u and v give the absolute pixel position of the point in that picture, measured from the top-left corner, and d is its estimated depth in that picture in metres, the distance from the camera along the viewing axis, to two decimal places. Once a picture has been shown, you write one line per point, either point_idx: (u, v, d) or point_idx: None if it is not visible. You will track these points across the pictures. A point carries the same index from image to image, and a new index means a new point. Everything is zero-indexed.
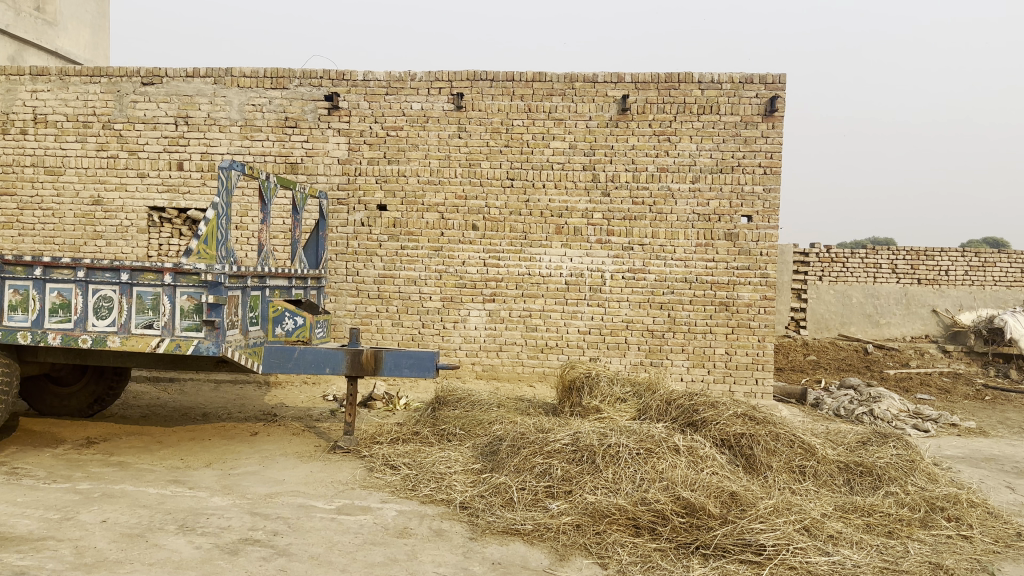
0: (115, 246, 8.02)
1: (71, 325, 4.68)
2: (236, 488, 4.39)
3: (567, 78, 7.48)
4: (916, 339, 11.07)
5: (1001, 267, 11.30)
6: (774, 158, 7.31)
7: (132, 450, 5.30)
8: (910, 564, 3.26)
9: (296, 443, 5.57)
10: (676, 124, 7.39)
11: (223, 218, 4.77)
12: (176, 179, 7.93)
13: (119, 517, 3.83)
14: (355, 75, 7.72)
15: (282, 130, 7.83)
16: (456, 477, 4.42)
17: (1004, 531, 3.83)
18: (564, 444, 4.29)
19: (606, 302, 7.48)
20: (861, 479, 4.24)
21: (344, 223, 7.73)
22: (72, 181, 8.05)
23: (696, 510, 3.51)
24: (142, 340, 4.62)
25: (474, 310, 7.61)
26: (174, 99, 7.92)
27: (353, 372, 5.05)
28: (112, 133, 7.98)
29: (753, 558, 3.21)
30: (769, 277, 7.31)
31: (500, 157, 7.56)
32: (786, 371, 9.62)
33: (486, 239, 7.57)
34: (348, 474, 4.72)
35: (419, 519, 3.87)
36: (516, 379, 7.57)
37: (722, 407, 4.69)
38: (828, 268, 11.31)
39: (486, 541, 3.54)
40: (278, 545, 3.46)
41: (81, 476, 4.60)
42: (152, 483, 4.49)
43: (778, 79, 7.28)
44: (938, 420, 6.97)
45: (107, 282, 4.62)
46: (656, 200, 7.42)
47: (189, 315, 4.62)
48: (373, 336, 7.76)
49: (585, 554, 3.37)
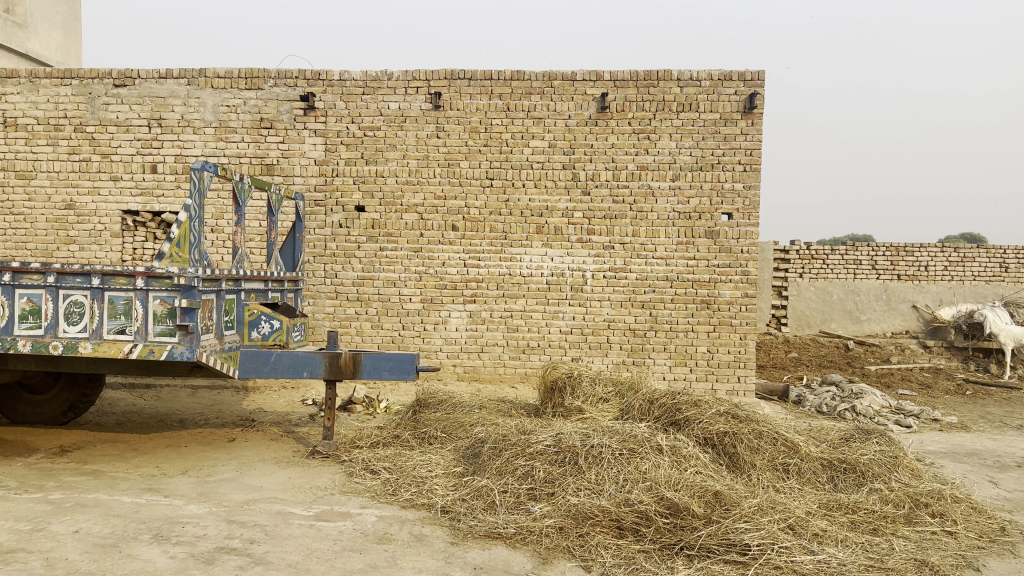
0: (88, 251, 7.83)
1: (41, 332, 4.54)
2: (212, 496, 4.28)
3: (545, 76, 7.44)
4: (897, 335, 11.17)
5: (979, 262, 11.46)
6: (754, 155, 7.33)
7: (106, 458, 5.15)
8: (895, 561, 3.24)
9: (274, 449, 5.45)
10: (655, 122, 7.38)
11: (195, 220, 4.64)
12: (150, 182, 7.76)
13: (91, 527, 3.70)
14: (331, 75, 7.61)
15: (257, 131, 7.69)
16: (437, 481, 4.34)
17: (988, 527, 3.84)
18: (546, 445, 4.25)
19: (588, 301, 7.45)
20: (845, 476, 4.24)
21: (322, 225, 7.62)
22: (43, 185, 7.84)
23: (680, 510, 3.47)
24: (114, 347, 4.48)
25: (455, 311, 7.54)
26: (147, 101, 7.75)
27: (330, 375, 4.95)
28: (84, 136, 7.79)
29: (738, 558, 3.17)
30: (750, 274, 7.33)
31: (479, 157, 7.49)
32: (768, 369, 9.64)
33: (467, 239, 7.50)
34: (327, 480, 4.62)
35: (400, 524, 3.79)
36: (498, 381, 7.51)
37: (705, 406, 4.66)
38: (808, 265, 11.42)
39: (468, 546, 3.47)
40: (254, 554, 3.36)
41: (52, 486, 4.45)
42: (125, 492, 4.36)
43: (756, 76, 7.31)
44: (920, 415, 7.02)
45: (78, 287, 4.49)
46: (636, 198, 7.40)
47: (163, 320, 4.48)
48: (353, 339, 7.65)
49: (569, 557, 3.31)
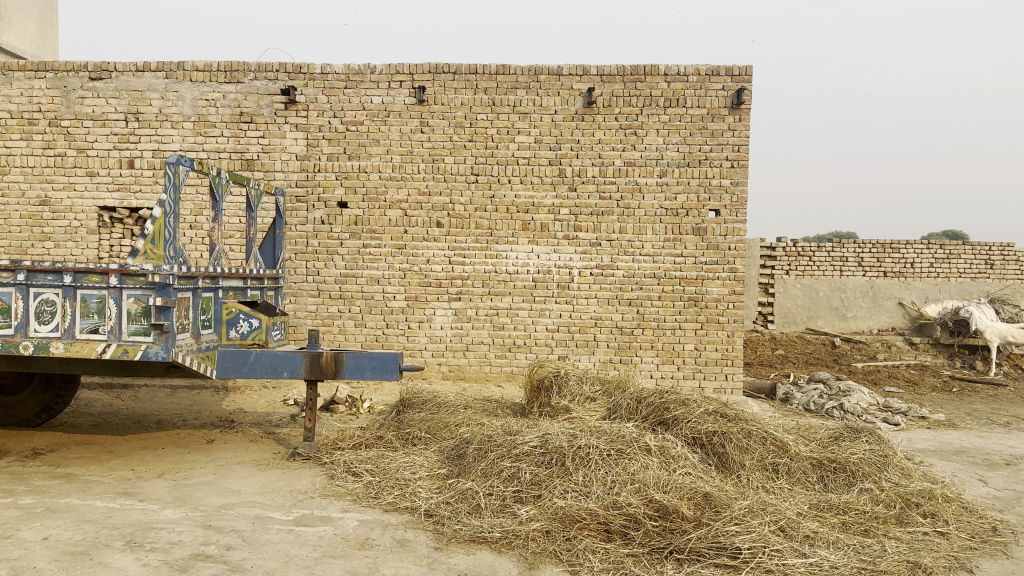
0: (63, 248, 7.61)
1: (11, 331, 4.37)
2: (188, 501, 4.13)
3: (531, 71, 7.33)
4: (883, 331, 11.20)
5: (964, 259, 11.55)
6: (741, 151, 7.28)
7: (80, 461, 4.98)
8: (888, 563, 3.19)
9: (254, 451, 5.31)
10: (642, 118, 7.31)
11: (170, 216, 4.45)
12: (127, 178, 7.57)
13: (61, 534, 3.55)
14: (312, 69, 7.46)
15: (237, 125, 7.52)
16: (421, 484, 4.23)
17: (980, 527, 3.80)
18: (533, 446, 4.15)
19: (574, 299, 7.37)
20: (835, 475, 4.20)
21: (304, 222, 7.48)
22: (17, 180, 7.62)
23: (670, 513, 3.39)
24: (87, 346, 4.31)
25: (440, 309, 7.42)
26: (124, 95, 7.54)
27: (311, 376, 4.81)
28: (59, 130, 7.57)
29: (729, 561, 3.10)
30: (738, 271, 7.28)
31: (465, 152, 7.38)
32: (754, 366, 9.63)
33: (452, 236, 7.39)
34: (308, 482, 4.49)
35: (382, 529, 3.68)
36: (484, 379, 7.41)
37: (693, 404, 4.59)
38: (794, 262, 11.38)
39: (452, 550, 3.37)
40: (231, 561, 3.23)
41: (22, 490, 4.27)
42: (98, 496, 4.20)
43: (744, 71, 7.26)
44: (908, 413, 7.00)
45: (49, 285, 4.32)
46: (623, 194, 7.32)
47: (137, 319, 4.32)
48: (336, 338, 7.51)
49: (556, 562, 3.22)
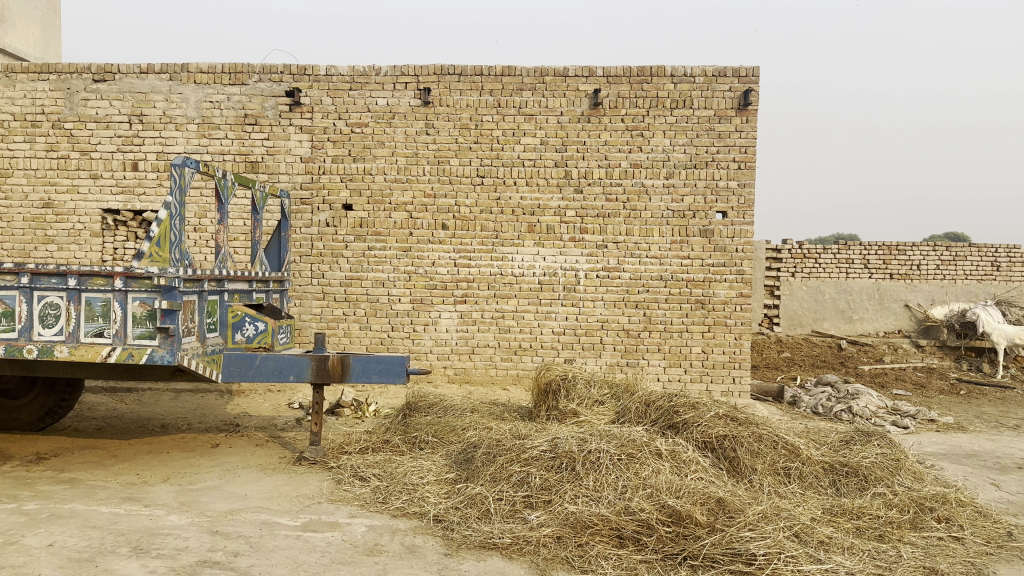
0: (66, 251, 7.58)
1: (15, 335, 4.33)
2: (195, 506, 4.10)
3: (537, 72, 7.30)
4: (889, 334, 11.15)
5: (970, 261, 11.52)
6: (748, 153, 7.25)
7: (85, 466, 4.94)
8: (904, 570, 3.16)
9: (259, 455, 5.28)
10: (648, 119, 7.28)
11: (176, 218, 4.42)
12: (131, 180, 7.54)
13: (67, 540, 3.52)
14: (317, 71, 7.44)
15: (241, 127, 7.50)
16: (429, 488, 4.20)
17: (995, 531, 3.76)
18: (542, 450, 4.11)
19: (581, 302, 7.33)
20: (847, 480, 4.17)
21: (308, 224, 7.45)
22: (20, 183, 7.60)
23: (683, 519, 3.36)
24: (92, 350, 4.28)
25: (445, 312, 7.40)
26: (127, 96, 7.52)
27: (318, 379, 4.79)
28: (62, 132, 7.55)
29: (744, 568, 3.07)
30: (745, 273, 7.25)
31: (470, 154, 7.36)
32: (760, 369, 9.59)
33: (457, 238, 7.36)
34: (315, 487, 4.46)
35: (390, 535, 3.65)
36: (489, 383, 7.38)
37: (703, 408, 4.56)
38: (800, 264, 11.30)
39: (462, 557, 3.33)
40: (239, 568, 3.20)
41: (27, 496, 4.24)
42: (104, 501, 4.17)
43: (751, 72, 7.23)
44: (916, 415, 6.97)
45: (53, 289, 4.29)
46: (630, 196, 7.30)
47: (142, 323, 4.29)
48: (340, 341, 7.47)
49: (568, 568, 3.19)
